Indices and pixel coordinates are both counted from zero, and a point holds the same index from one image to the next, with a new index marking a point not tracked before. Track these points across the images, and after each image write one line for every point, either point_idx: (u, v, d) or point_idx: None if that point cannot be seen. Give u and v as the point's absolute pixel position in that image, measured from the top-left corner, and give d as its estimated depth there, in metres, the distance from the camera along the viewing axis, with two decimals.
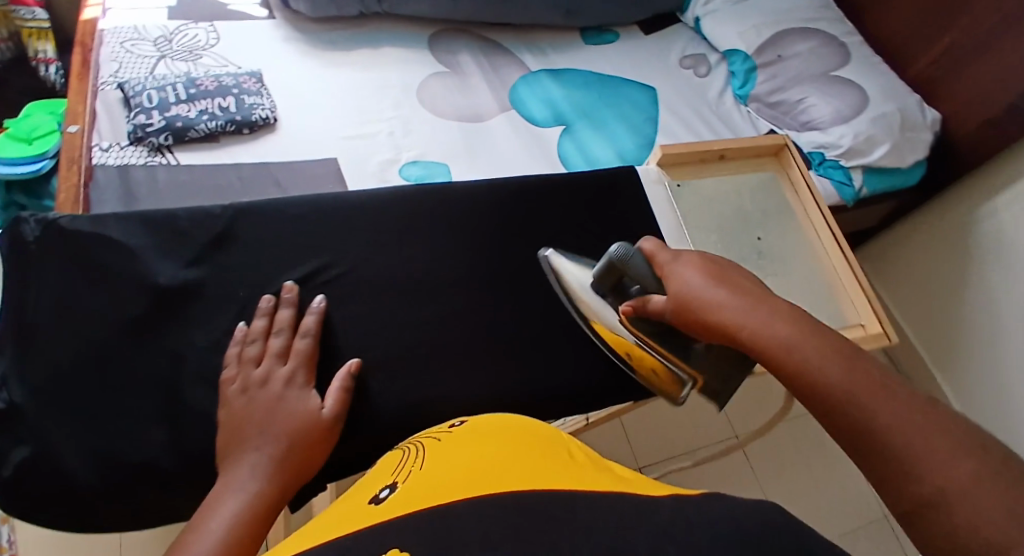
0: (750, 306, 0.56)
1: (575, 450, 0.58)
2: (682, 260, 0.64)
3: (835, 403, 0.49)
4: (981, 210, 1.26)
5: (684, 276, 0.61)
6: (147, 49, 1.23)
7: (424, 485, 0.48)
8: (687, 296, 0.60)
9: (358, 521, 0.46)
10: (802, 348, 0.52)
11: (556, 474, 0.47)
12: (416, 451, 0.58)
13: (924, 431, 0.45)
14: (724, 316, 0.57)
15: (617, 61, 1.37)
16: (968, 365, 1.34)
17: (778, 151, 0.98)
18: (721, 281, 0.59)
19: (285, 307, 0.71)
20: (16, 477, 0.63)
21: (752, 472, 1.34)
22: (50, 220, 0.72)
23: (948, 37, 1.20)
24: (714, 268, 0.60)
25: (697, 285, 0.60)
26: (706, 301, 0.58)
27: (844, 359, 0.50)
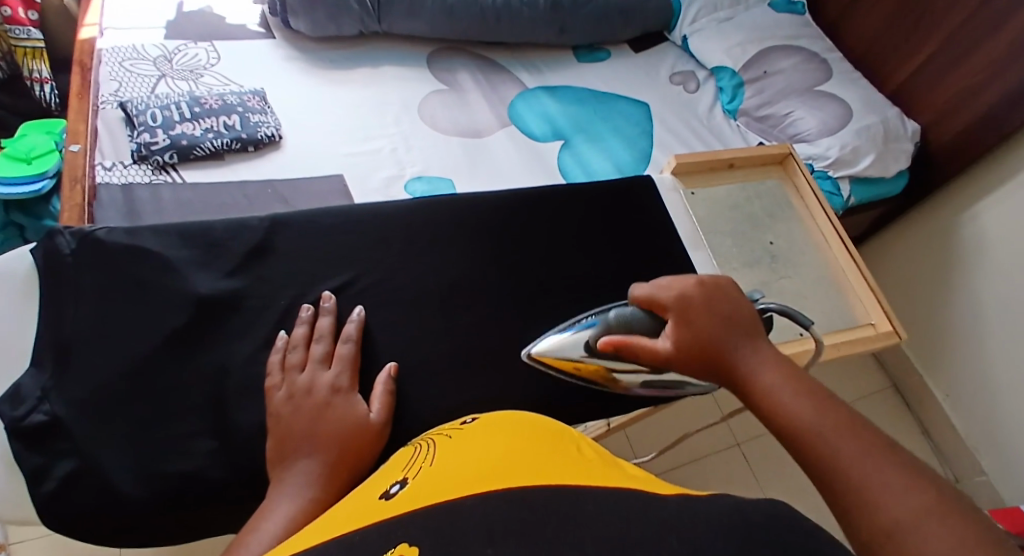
0: (748, 355, 0.62)
1: (584, 444, 0.57)
2: (686, 306, 0.66)
3: (805, 439, 0.54)
4: (963, 217, 1.33)
5: (688, 326, 0.65)
6: (147, 69, 1.21)
7: (446, 482, 0.47)
8: (693, 347, 0.63)
9: (372, 519, 0.46)
10: (779, 392, 0.58)
11: (582, 474, 0.47)
12: (428, 448, 0.57)
13: (881, 467, 0.50)
14: (725, 366, 0.62)
15: (609, 77, 1.41)
16: (954, 365, 1.41)
17: (784, 160, 1.08)
18: (723, 327, 0.63)
19: (325, 315, 0.77)
20: (64, 486, 0.68)
21: (753, 476, 1.38)
22: (86, 233, 0.79)
23: (923, 54, 1.27)
24: (718, 316, 0.64)
25: (700, 334, 0.64)
26: (710, 347, 0.63)
27: (814, 400, 0.56)
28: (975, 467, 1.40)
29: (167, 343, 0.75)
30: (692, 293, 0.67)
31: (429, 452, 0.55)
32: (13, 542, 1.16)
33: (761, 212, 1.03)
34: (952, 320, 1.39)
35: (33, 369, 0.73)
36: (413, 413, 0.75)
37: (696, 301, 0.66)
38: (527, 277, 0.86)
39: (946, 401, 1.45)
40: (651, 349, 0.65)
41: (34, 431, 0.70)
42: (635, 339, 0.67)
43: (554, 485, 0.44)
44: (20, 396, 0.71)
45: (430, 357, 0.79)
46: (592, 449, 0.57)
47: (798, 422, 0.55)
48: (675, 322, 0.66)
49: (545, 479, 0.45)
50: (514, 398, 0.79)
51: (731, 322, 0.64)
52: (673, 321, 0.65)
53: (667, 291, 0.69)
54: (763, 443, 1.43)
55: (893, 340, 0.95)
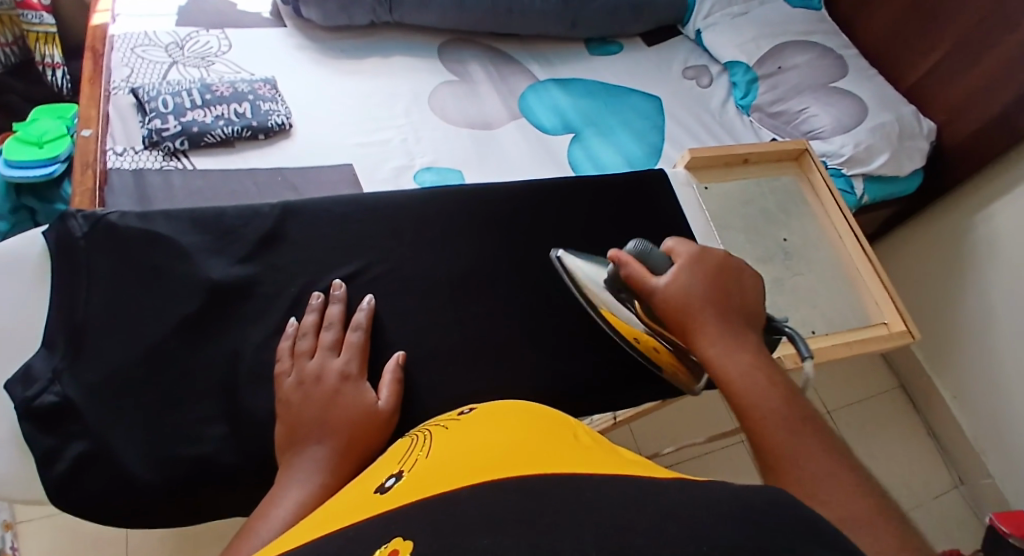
0: (721, 328, 0.64)
1: (580, 431, 0.56)
2: (699, 262, 0.69)
3: (766, 424, 0.56)
4: (975, 218, 1.32)
5: (690, 276, 0.67)
6: (158, 55, 1.21)
7: (444, 474, 0.47)
8: (680, 295, 0.66)
9: (368, 511, 0.45)
10: (750, 377, 0.60)
11: (580, 461, 0.46)
12: (425, 439, 0.56)
13: (833, 463, 0.52)
14: (696, 327, 0.65)
15: (621, 71, 1.40)
16: (964, 367, 1.40)
17: (800, 156, 1.07)
18: (713, 298, 0.66)
19: (334, 303, 0.77)
20: (75, 469, 0.68)
21: (755, 469, 1.38)
22: (99, 217, 0.79)
23: (939, 51, 1.26)
24: (716, 284, 0.67)
25: (694, 290, 0.67)
26: (691, 306, 0.66)
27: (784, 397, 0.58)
28: (981, 469, 1.40)
29: (179, 328, 0.75)
30: (712, 258, 0.70)
31: (425, 444, 0.55)
32: (19, 521, 1.16)
33: (774, 208, 1.02)
34: (962, 321, 1.39)
35: (44, 350, 0.72)
36: (422, 402, 0.75)
37: (709, 264, 0.69)
38: (538, 269, 0.86)
39: (954, 401, 1.44)
40: (646, 282, 0.68)
41: (46, 412, 0.70)
42: (636, 268, 0.69)
43: (552, 474, 0.44)
44: (32, 376, 0.70)
45: (439, 347, 0.79)
46: (589, 435, 0.56)
47: (762, 411, 0.57)
48: (682, 268, 0.68)
49: (542, 468, 0.45)
50: (523, 389, 0.79)
51: (726, 295, 0.67)
52: (681, 264, 0.68)
53: (687, 246, 0.71)
54: None
55: (907, 340, 0.94)
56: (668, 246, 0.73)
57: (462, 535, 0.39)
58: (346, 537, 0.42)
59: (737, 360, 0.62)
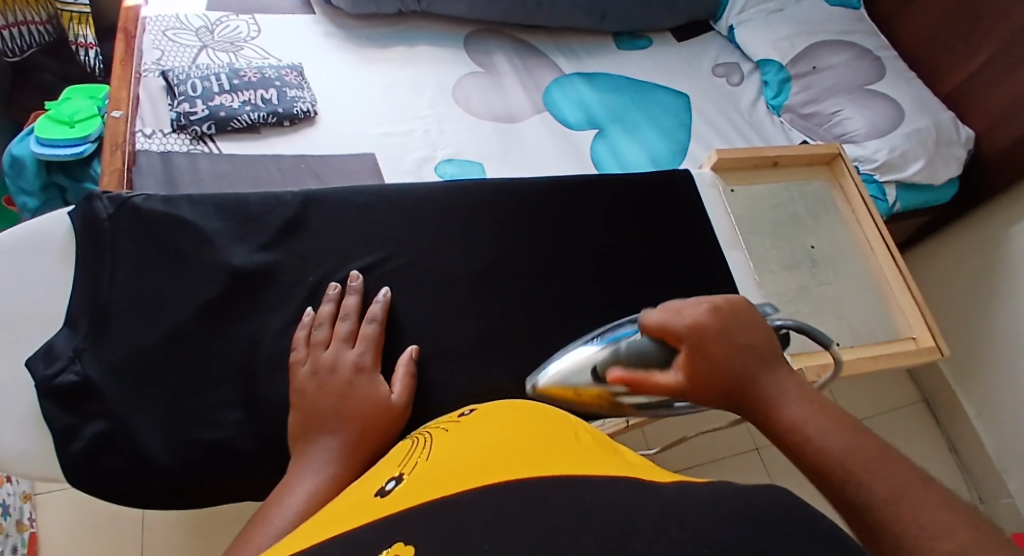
0: (782, 391, 0.57)
1: (582, 432, 0.55)
2: (705, 337, 0.59)
3: (840, 473, 0.50)
4: (1010, 230, 1.28)
5: (713, 361, 0.58)
6: (189, 39, 1.21)
7: (444, 477, 0.46)
8: (717, 383, 0.58)
9: (366, 517, 0.44)
10: (807, 426, 0.53)
11: (585, 464, 0.45)
12: (426, 442, 0.55)
13: (925, 498, 0.47)
14: (754, 402, 0.57)
15: (650, 67, 1.37)
16: (991, 383, 1.37)
17: (832, 161, 1.04)
18: (753, 360, 0.58)
19: (351, 294, 0.76)
20: (94, 448, 0.69)
21: (763, 469, 1.37)
22: (123, 200, 0.79)
23: (981, 56, 1.22)
24: (745, 345, 0.59)
25: (732, 373, 0.58)
26: (743, 385, 0.57)
27: (858, 435, 0.52)
28: (1002, 489, 1.37)
29: (199, 312, 0.75)
30: (711, 323, 0.60)
31: (426, 447, 0.54)
32: (38, 493, 1.19)
33: (803, 214, 1.00)
34: (992, 336, 1.35)
35: (67, 329, 0.73)
36: (435, 397, 0.75)
37: (716, 332, 0.59)
38: (557, 267, 0.85)
39: (978, 419, 1.41)
40: (672, 389, 0.60)
41: (66, 390, 0.70)
42: (652, 377, 0.60)
43: (555, 476, 0.43)
44: (54, 354, 0.72)
45: (455, 342, 0.78)
46: (591, 436, 0.55)
47: (842, 457, 0.50)
48: (691, 358, 0.59)
49: (546, 470, 0.44)
50: None
51: (757, 351, 0.59)
52: (688, 354, 0.59)
53: (680, 320, 0.61)
54: None
55: (935, 356, 0.92)
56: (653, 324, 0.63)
57: (474, 538, 0.38)
58: (358, 534, 0.42)
59: (799, 408, 0.55)
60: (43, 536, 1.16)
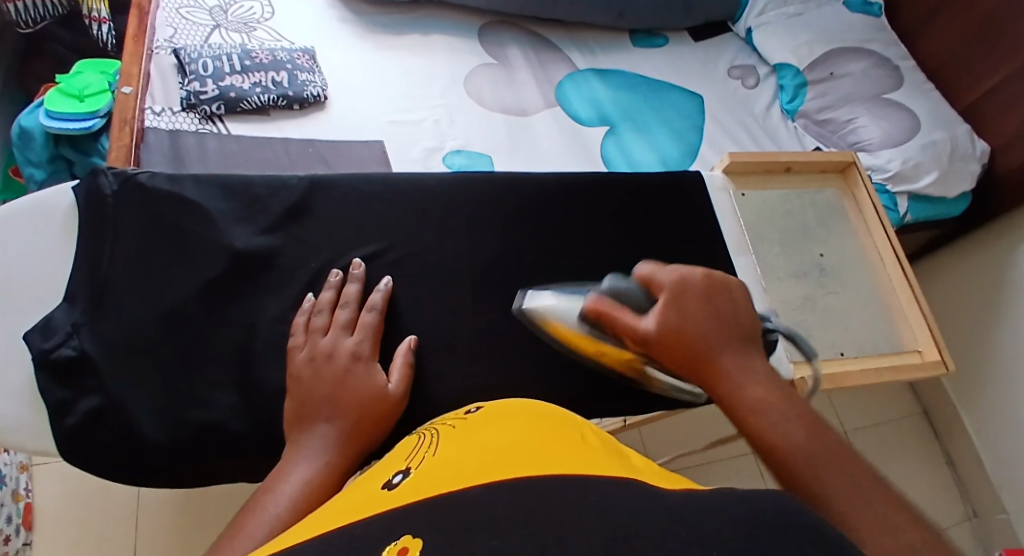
0: (730, 363, 0.60)
1: (590, 433, 0.54)
2: (683, 293, 0.63)
3: (788, 463, 0.53)
4: (1020, 247, 1.27)
5: (681, 314, 0.62)
6: (202, 17, 1.20)
7: (450, 474, 0.45)
8: (676, 335, 0.61)
9: (370, 510, 0.44)
10: (768, 411, 0.56)
11: (588, 464, 0.45)
12: (431, 438, 0.55)
13: (869, 496, 0.50)
14: (706, 367, 0.60)
15: (664, 66, 1.36)
16: (993, 400, 1.36)
17: (845, 169, 1.03)
18: (715, 329, 0.61)
19: (352, 282, 0.75)
20: (88, 424, 0.69)
21: (760, 477, 1.36)
22: (128, 176, 0.78)
23: (1001, 70, 1.20)
24: (713, 313, 0.62)
25: (691, 332, 0.61)
26: (698, 346, 0.60)
27: (809, 433, 0.54)
28: (996, 505, 1.36)
29: (199, 293, 0.74)
30: (693, 284, 0.64)
31: (433, 443, 0.53)
32: (35, 464, 1.19)
33: (813, 221, 0.99)
34: (998, 354, 1.34)
35: (66, 303, 0.73)
36: (432, 390, 0.74)
37: (694, 293, 0.64)
38: (562, 264, 0.84)
39: (977, 435, 1.40)
40: (635, 328, 0.63)
41: (62, 366, 0.70)
42: (621, 313, 0.64)
43: (559, 476, 0.42)
44: (52, 328, 0.71)
45: (455, 335, 0.78)
46: (599, 437, 0.54)
47: (788, 452, 0.53)
48: (667, 304, 0.63)
49: (550, 469, 0.43)
50: (537, 386, 0.77)
51: (724, 321, 0.62)
52: (667, 303, 0.62)
53: (668, 274, 0.65)
54: None
55: (940, 372, 0.91)
56: (642, 274, 0.67)
57: (464, 538, 0.37)
58: (348, 527, 0.41)
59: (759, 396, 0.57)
60: (38, 507, 1.16)
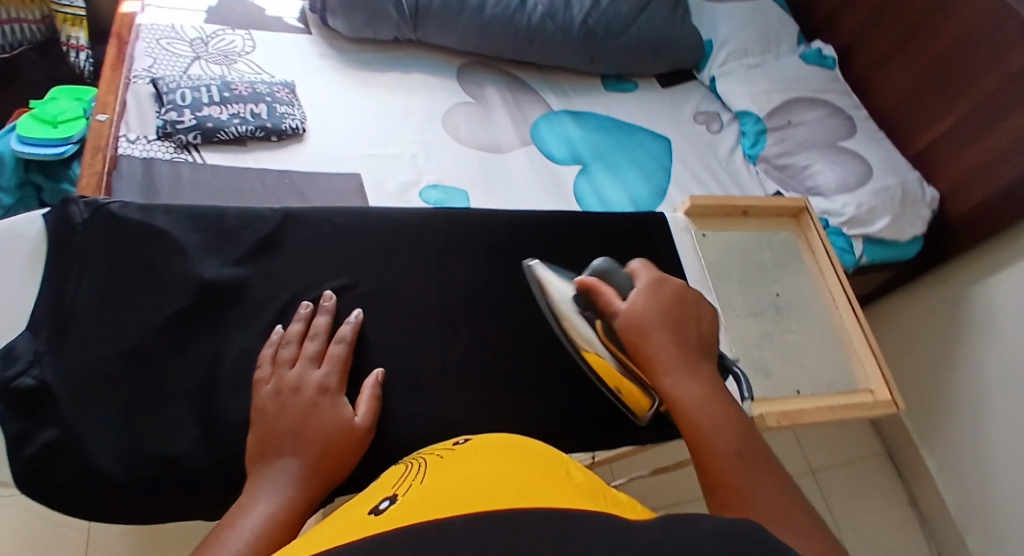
0: (677, 367, 0.68)
1: (575, 470, 0.56)
2: (658, 287, 0.74)
3: (709, 453, 0.62)
4: (973, 291, 1.33)
5: (648, 302, 0.72)
6: (183, 49, 1.22)
7: (432, 502, 0.47)
8: (637, 321, 0.71)
9: (356, 533, 0.45)
10: (702, 408, 0.65)
11: (556, 500, 0.46)
12: (419, 467, 0.56)
13: (777, 499, 0.58)
14: (660, 372, 0.68)
15: (633, 110, 1.41)
16: (951, 441, 1.41)
17: (799, 214, 1.07)
18: (670, 329, 0.70)
19: (322, 314, 0.77)
20: (44, 456, 0.68)
21: None
22: (101, 205, 0.79)
23: (947, 120, 1.26)
24: (672, 316, 0.72)
25: (648, 323, 0.71)
26: (652, 339, 0.70)
27: (740, 439, 0.62)
28: (961, 545, 1.40)
29: (166, 323, 0.75)
30: (670, 284, 0.75)
31: (420, 472, 0.55)
32: None
33: (770, 263, 1.02)
34: (957, 395, 1.38)
35: (29, 332, 0.73)
36: (397, 424, 0.75)
37: (666, 291, 0.74)
38: (528, 299, 0.87)
39: (939, 473, 1.44)
40: (612, 305, 0.73)
41: (22, 396, 0.69)
42: (605, 291, 0.74)
43: (538, 508, 0.44)
44: (13, 356, 0.71)
45: (421, 368, 0.79)
46: (583, 474, 0.56)
47: (717, 449, 0.61)
48: (642, 291, 0.73)
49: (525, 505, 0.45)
50: (503, 420, 0.79)
51: (677, 323, 0.71)
52: (641, 290, 0.73)
53: (651, 272, 0.76)
54: None
55: (890, 410, 0.95)
56: (632, 267, 0.78)
57: None
58: None
59: (725, 447, 0.62)
60: None
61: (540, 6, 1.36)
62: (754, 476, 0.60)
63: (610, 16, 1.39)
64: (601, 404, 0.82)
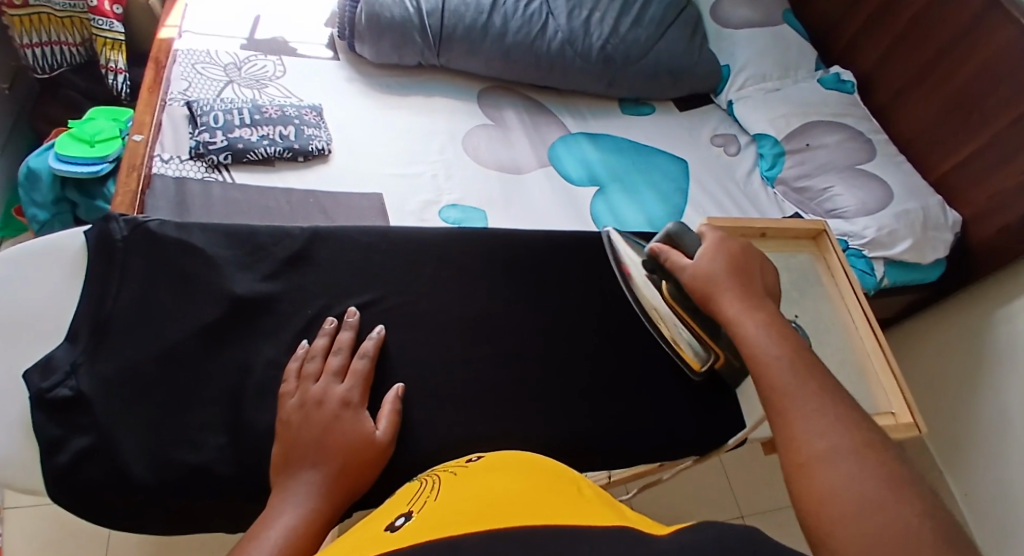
0: (737, 297, 0.71)
1: (585, 486, 0.57)
2: (724, 243, 0.76)
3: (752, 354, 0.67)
4: (998, 315, 1.32)
5: (714, 258, 0.75)
6: (216, 74, 1.27)
7: (448, 517, 0.48)
8: (700, 265, 0.75)
9: (377, 546, 0.46)
10: (744, 324, 0.69)
11: (567, 516, 0.48)
12: (433, 483, 0.58)
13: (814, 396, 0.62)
14: (717, 301, 0.72)
15: (651, 132, 1.43)
16: (976, 468, 1.39)
17: (817, 236, 1.09)
18: (731, 270, 0.74)
19: (346, 329, 0.79)
20: (78, 462, 0.71)
21: (732, 496, 1.42)
22: (139, 223, 0.83)
23: (970, 145, 1.26)
24: (737, 264, 0.74)
25: (709, 264, 0.74)
26: (711, 275, 0.73)
27: (783, 343, 0.66)
28: None
29: (197, 335, 0.78)
30: (735, 241, 0.77)
31: (433, 489, 0.56)
32: (7, 507, 1.20)
33: (788, 286, 1.03)
34: (981, 420, 1.37)
35: (68, 341, 0.76)
36: (416, 439, 0.77)
37: (733, 247, 0.76)
38: (546, 317, 0.88)
39: (964, 501, 1.42)
40: (677, 263, 0.77)
41: (60, 404, 0.72)
42: (670, 251, 0.78)
43: (550, 526, 0.46)
44: (52, 366, 0.74)
45: (441, 384, 0.81)
46: (593, 491, 0.57)
47: (767, 356, 0.66)
48: (709, 248, 0.76)
49: (537, 523, 0.46)
50: (521, 436, 0.80)
51: (738, 274, 0.73)
52: (708, 246, 0.76)
53: (715, 232, 0.79)
54: (757, 490, 1.44)
55: (913, 432, 0.94)
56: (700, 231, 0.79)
57: None
58: None
59: (774, 357, 0.65)
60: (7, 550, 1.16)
61: (561, 32, 1.39)
62: (797, 380, 0.63)
63: (630, 42, 1.42)
64: (618, 421, 0.83)
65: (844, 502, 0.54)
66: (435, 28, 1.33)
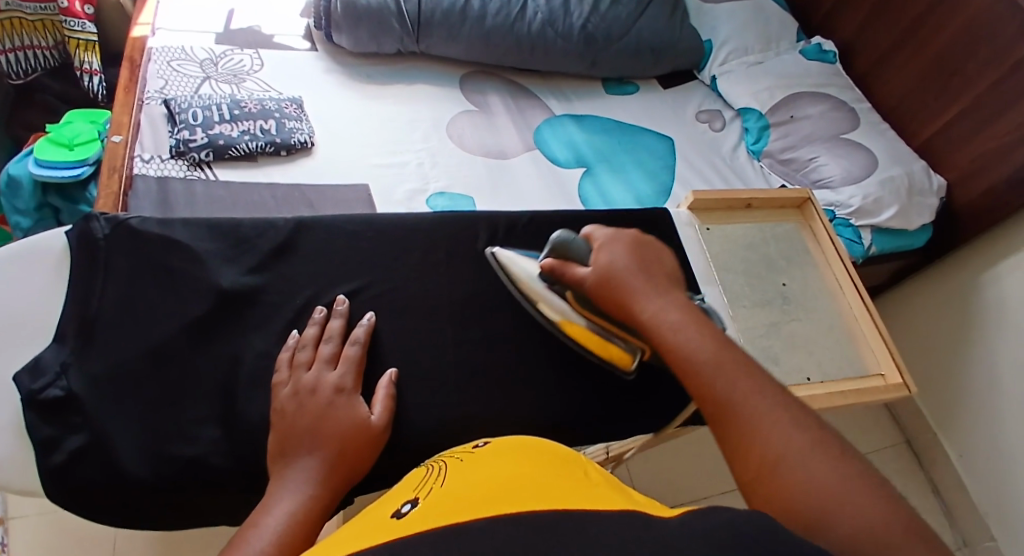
0: (646, 292, 0.68)
1: (591, 470, 0.57)
2: (616, 239, 0.74)
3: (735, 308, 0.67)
4: (985, 275, 1.32)
5: (614, 254, 0.72)
6: (193, 70, 1.25)
7: (455, 503, 0.48)
8: (604, 267, 0.72)
9: (385, 533, 0.46)
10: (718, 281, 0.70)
11: (571, 499, 0.48)
12: (439, 470, 0.58)
13: None
14: (632, 295, 0.69)
15: (636, 111, 1.42)
16: (970, 427, 1.40)
17: (802, 205, 1.09)
18: (633, 264, 0.71)
19: (336, 318, 0.79)
20: (71, 461, 0.70)
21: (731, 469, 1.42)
22: (121, 221, 0.82)
23: (951, 110, 1.26)
24: (636, 255, 0.72)
25: (612, 259, 0.72)
26: (619, 273, 0.71)
27: None
28: (984, 532, 1.39)
29: (186, 330, 0.77)
30: (626, 234, 0.75)
31: (439, 475, 0.56)
32: (11, 516, 1.19)
33: (775, 255, 1.03)
34: (973, 380, 1.38)
35: (55, 342, 0.75)
36: (411, 422, 0.77)
37: (625, 240, 0.74)
38: None
39: (959, 461, 1.44)
40: (576, 276, 0.74)
41: (50, 404, 0.72)
42: (565, 265, 0.75)
43: (552, 509, 0.46)
44: (41, 368, 0.73)
45: (434, 368, 0.81)
46: (599, 474, 0.57)
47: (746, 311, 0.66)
48: (603, 248, 0.73)
49: (539, 506, 0.46)
50: (518, 416, 0.80)
51: (639, 267, 0.71)
52: (603, 246, 0.73)
53: (603, 229, 0.76)
54: None
55: (903, 393, 0.94)
56: (586, 234, 0.77)
57: None
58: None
59: None
60: None
61: (540, 13, 1.38)
62: None
63: (609, 21, 1.41)
64: (612, 396, 0.83)
65: (815, 435, 0.55)
66: (412, 14, 1.32)
